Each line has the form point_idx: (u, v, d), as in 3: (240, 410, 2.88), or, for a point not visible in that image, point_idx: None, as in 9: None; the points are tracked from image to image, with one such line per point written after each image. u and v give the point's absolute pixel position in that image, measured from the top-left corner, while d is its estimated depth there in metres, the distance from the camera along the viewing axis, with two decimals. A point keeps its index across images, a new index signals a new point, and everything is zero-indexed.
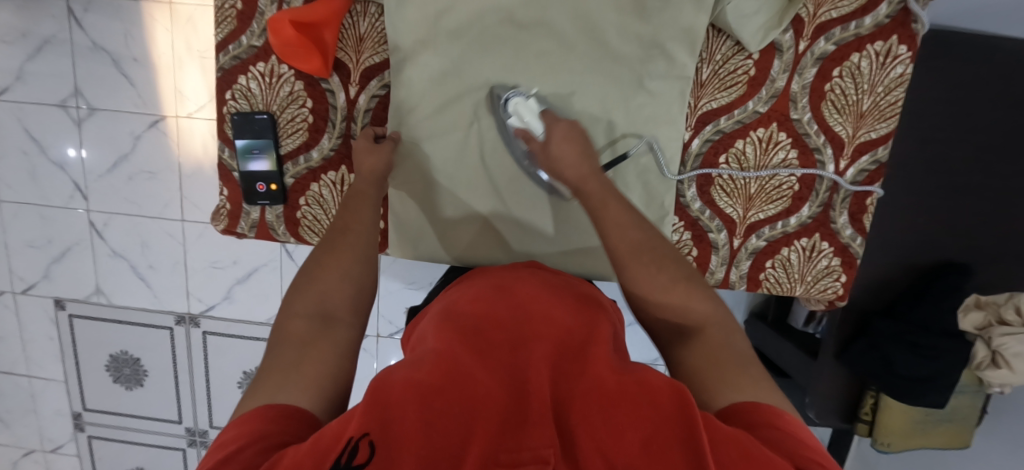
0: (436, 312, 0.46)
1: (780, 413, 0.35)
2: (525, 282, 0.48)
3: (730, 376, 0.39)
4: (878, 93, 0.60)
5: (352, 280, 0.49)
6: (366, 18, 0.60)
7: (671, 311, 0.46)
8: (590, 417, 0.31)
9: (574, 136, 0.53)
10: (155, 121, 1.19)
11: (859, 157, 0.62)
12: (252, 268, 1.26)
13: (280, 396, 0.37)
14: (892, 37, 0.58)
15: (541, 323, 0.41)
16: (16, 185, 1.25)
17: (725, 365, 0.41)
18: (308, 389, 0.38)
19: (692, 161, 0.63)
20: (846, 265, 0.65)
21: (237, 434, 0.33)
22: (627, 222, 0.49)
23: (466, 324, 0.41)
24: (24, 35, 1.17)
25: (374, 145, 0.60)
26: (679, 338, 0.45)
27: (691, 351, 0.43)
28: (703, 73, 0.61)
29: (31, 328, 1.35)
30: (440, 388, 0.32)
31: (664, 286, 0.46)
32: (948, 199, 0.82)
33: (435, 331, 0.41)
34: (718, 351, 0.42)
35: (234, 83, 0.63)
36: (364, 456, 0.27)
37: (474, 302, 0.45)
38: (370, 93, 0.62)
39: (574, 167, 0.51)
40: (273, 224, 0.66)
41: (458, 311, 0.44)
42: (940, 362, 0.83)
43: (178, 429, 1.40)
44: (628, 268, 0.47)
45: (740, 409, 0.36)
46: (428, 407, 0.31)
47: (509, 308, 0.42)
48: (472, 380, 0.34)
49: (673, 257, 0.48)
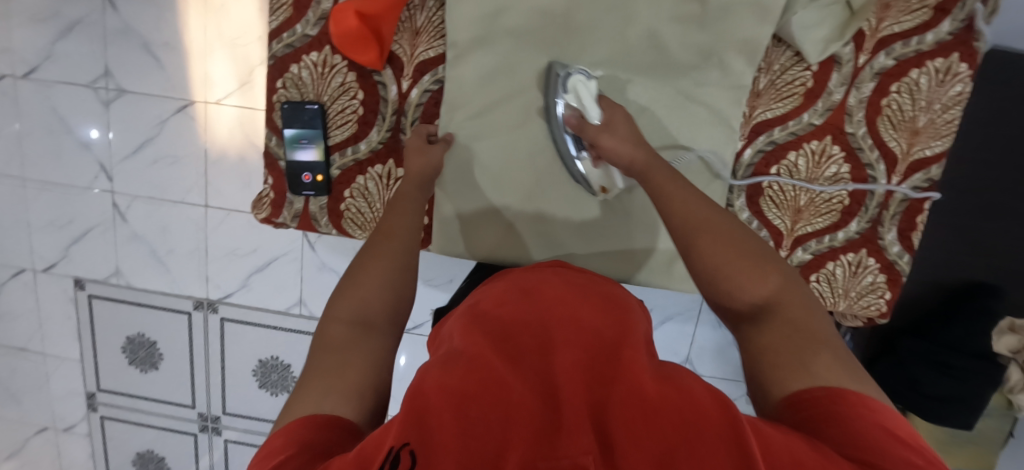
0: (460, 307, 0.42)
1: (860, 396, 0.31)
2: (546, 269, 0.43)
3: (810, 359, 0.34)
4: (935, 111, 0.59)
5: (391, 290, 0.46)
6: (424, 12, 0.60)
7: (738, 287, 0.39)
8: (634, 420, 0.28)
9: (632, 127, 0.53)
10: (183, 106, 1.19)
11: (912, 175, 0.61)
12: (271, 257, 1.26)
13: (324, 404, 0.35)
14: (954, 55, 0.57)
15: (577, 306, 0.37)
16: (41, 164, 1.25)
17: (803, 346, 0.35)
18: (348, 400, 0.36)
19: (743, 170, 0.63)
20: (891, 282, 0.64)
21: (283, 443, 0.32)
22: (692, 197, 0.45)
23: (489, 317, 0.36)
24: (56, 14, 1.16)
25: (425, 145, 0.59)
26: (749, 316, 0.39)
27: (765, 329, 0.37)
28: (760, 83, 0.60)
29: (49, 307, 1.35)
30: (469, 396, 0.28)
31: (734, 256, 0.40)
32: (986, 220, 0.82)
33: (459, 330, 0.37)
34: (799, 331, 0.36)
35: (286, 71, 0.62)
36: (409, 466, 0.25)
37: (497, 293, 0.40)
38: (422, 88, 0.62)
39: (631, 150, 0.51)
40: (316, 215, 0.66)
41: (489, 300, 0.40)
42: (969, 385, 0.82)
43: (191, 414, 1.40)
44: (699, 238, 0.42)
45: (820, 399, 0.31)
46: (459, 416, 0.27)
47: (534, 297, 0.38)
48: (507, 373, 0.30)
49: (738, 228, 0.43)
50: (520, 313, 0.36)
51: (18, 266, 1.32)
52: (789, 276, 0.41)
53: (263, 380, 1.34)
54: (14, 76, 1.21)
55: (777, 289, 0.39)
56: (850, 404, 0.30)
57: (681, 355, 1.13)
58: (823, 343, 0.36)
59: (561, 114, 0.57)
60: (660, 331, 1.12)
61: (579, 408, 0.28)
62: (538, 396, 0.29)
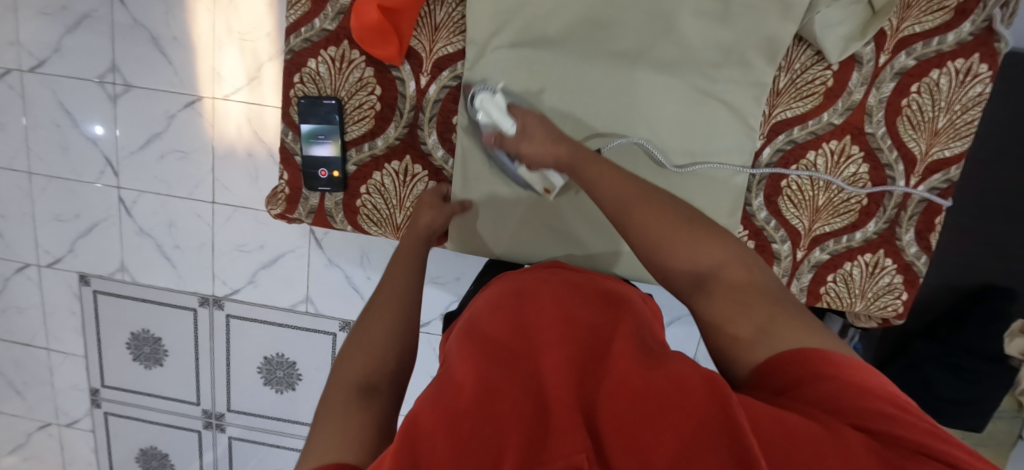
0: (460, 326, 0.45)
1: (818, 352, 0.34)
2: (536, 281, 0.47)
3: (760, 323, 0.37)
4: (955, 112, 0.59)
5: (396, 353, 0.44)
6: (444, 7, 0.59)
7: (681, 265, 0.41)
8: (619, 419, 0.30)
9: (547, 125, 0.52)
10: (191, 101, 1.18)
11: (931, 176, 0.61)
12: (278, 253, 1.25)
13: (327, 457, 0.32)
14: (975, 55, 0.57)
15: (559, 322, 0.40)
16: (47, 158, 1.24)
17: (753, 311, 0.38)
18: (356, 453, 0.33)
19: (762, 169, 0.63)
20: (908, 283, 0.64)
21: None
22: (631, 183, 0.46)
23: (483, 336, 0.40)
24: (64, 8, 1.16)
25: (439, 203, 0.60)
26: (697, 287, 0.41)
27: (716, 297, 0.40)
28: (780, 82, 0.60)
29: (54, 302, 1.34)
30: (464, 406, 0.31)
31: (672, 231, 0.42)
32: (998, 222, 0.82)
33: (456, 348, 0.40)
34: (745, 295, 0.39)
35: (303, 66, 0.62)
36: None
37: (491, 311, 0.43)
38: (440, 84, 0.61)
39: (547, 147, 0.50)
40: (332, 211, 0.66)
41: (478, 324, 0.43)
42: (982, 387, 0.83)
43: (195, 410, 1.40)
44: (634, 218, 0.43)
45: (784, 363, 0.34)
46: (452, 426, 0.29)
47: (521, 315, 0.42)
48: (499, 392, 0.32)
49: (670, 202, 0.44)
50: (507, 338, 0.39)
51: (23, 261, 1.32)
52: (713, 233, 0.43)
53: (268, 377, 1.34)
54: (20, 69, 1.20)
55: (717, 253, 0.41)
56: (828, 365, 0.32)
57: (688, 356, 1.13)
58: (768, 301, 0.39)
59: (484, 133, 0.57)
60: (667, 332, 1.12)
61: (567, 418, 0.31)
62: (529, 410, 0.32)
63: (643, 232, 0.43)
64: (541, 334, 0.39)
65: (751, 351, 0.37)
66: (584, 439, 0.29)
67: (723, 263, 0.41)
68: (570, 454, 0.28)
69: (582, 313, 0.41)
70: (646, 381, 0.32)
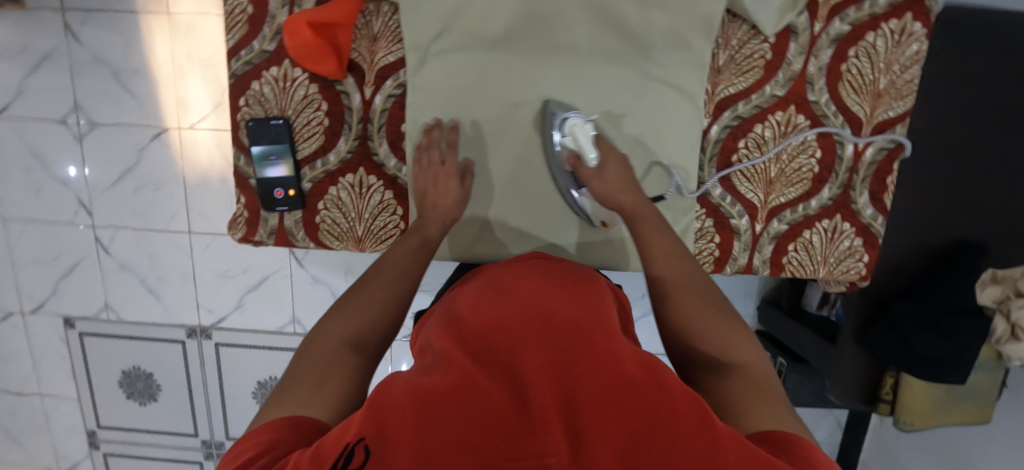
0: (442, 314, 0.44)
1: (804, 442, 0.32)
2: (535, 274, 0.45)
3: (760, 406, 0.37)
4: (894, 72, 0.60)
5: (385, 323, 0.49)
6: (380, 17, 0.59)
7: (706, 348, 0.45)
8: (600, 425, 0.28)
9: (625, 171, 0.57)
10: (159, 133, 1.18)
11: (878, 136, 0.62)
12: (261, 277, 1.25)
13: (304, 408, 0.36)
14: (907, 15, 0.58)
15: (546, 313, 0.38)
16: (20, 203, 1.24)
17: (754, 396, 0.38)
18: (330, 410, 0.37)
19: (712, 147, 0.63)
20: (868, 245, 0.65)
21: (252, 443, 0.32)
22: (683, 259, 0.53)
23: (469, 327, 0.38)
24: (22, 50, 1.15)
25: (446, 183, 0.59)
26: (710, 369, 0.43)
27: (726, 380, 0.41)
28: (719, 59, 0.60)
29: (41, 347, 1.33)
30: (437, 391, 0.30)
31: (704, 319, 0.47)
32: (962, 175, 0.82)
33: (439, 337, 0.38)
34: (753, 385, 0.40)
35: (248, 89, 0.62)
36: (359, 461, 0.26)
37: (479, 302, 0.42)
38: (385, 93, 0.61)
39: (620, 193, 0.56)
40: (292, 230, 0.66)
41: (462, 316, 0.41)
42: (961, 341, 0.83)
43: (194, 442, 1.39)
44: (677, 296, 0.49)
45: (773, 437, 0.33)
46: (423, 412, 0.28)
47: (514, 301, 0.40)
48: (476, 380, 0.31)
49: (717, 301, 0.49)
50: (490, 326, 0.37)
51: (6, 309, 1.31)
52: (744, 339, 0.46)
53: None
54: None
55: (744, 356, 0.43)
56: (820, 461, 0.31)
57: None
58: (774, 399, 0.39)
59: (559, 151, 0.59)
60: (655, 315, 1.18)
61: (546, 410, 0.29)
62: (507, 400, 0.30)
63: (678, 305, 0.49)
64: (534, 322, 0.36)
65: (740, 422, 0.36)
66: (562, 439, 0.27)
67: (745, 363, 0.43)
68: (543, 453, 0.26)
69: (569, 305, 0.40)
70: (636, 393, 0.30)
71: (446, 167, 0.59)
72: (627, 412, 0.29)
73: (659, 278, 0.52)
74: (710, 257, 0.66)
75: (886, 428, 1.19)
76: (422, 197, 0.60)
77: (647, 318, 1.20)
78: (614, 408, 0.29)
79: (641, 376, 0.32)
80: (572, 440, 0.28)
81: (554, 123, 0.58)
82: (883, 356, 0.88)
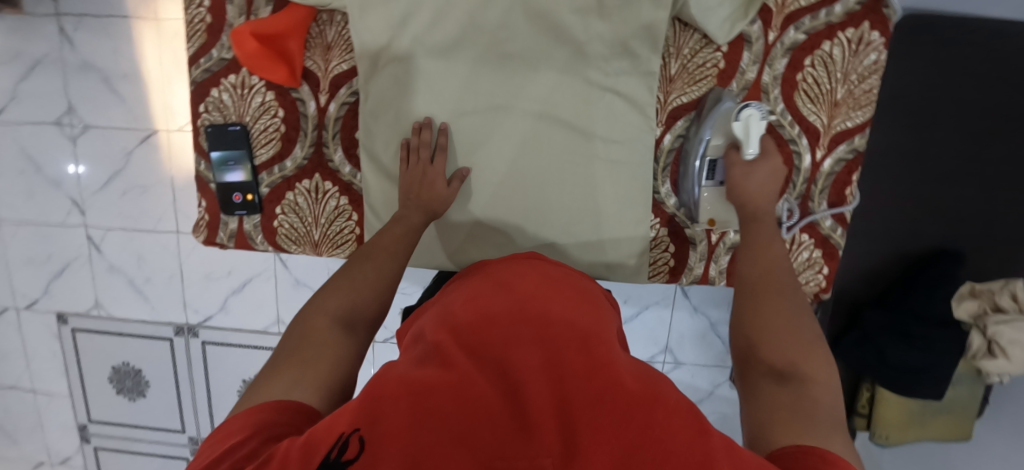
0: (436, 310, 0.44)
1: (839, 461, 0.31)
2: (530, 276, 0.47)
3: (808, 426, 0.35)
4: (852, 82, 0.59)
5: (377, 300, 0.50)
6: (333, 27, 0.61)
7: (776, 352, 0.43)
8: (593, 426, 0.29)
9: (773, 178, 0.56)
10: (147, 136, 1.21)
11: (836, 146, 0.61)
12: (246, 278, 1.27)
13: (292, 391, 0.38)
14: (864, 24, 0.57)
15: (543, 317, 0.39)
16: (14, 204, 1.27)
17: (813, 420, 0.36)
18: (319, 392, 0.39)
19: (665, 156, 0.64)
20: (827, 256, 0.64)
21: (242, 424, 0.34)
22: (776, 272, 0.51)
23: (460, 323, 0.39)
24: (16, 55, 1.19)
25: (435, 178, 0.58)
26: (776, 375, 0.41)
27: (782, 392, 0.39)
28: (672, 68, 0.60)
29: (35, 343, 1.37)
30: (431, 389, 0.31)
31: (784, 333, 0.44)
32: (935, 185, 0.81)
33: (433, 330, 0.40)
34: (808, 408, 0.37)
35: (207, 95, 0.63)
36: (354, 452, 0.28)
37: (472, 300, 0.43)
38: (339, 101, 0.62)
39: (756, 196, 0.56)
40: (251, 233, 0.67)
41: (459, 311, 0.42)
42: (934, 353, 0.80)
43: (181, 439, 1.42)
44: (758, 300, 0.48)
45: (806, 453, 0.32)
46: (417, 406, 0.30)
47: (509, 302, 0.41)
48: (470, 380, 0.32)
49: (798, 307, 0.47)
50: (485, 324, 0.38)
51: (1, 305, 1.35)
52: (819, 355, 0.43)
53: None
54: None
55: (819, 377, 0.40)
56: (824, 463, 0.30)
57: (661, 344, 1.18)
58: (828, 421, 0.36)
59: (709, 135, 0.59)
60: (638, 321, 1.17)
61: (540, 411, 0.30)
62: (499, 402, 0.31)
63: (759, 311, 0.47)
64: (526, 325, 0.38)
65: (773, 440, 0.35)
66: (556, 442, 0.28)
67: (815, 380, 0.40)
68: (536, 456, 0.28)
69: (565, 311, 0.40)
70: (628, 391, 0.31)
71: (436, 168, 0.59)
72: (623, 414, 0.30)
73: (747, 280, 0.51)
74: (663, 267, 0.67)
75: None
76: (408, 190, 0.59)
77: (628, 323, 1.19)
78: (608, 410, 0.30)
79: (631, 378, 0.33)
80: (564, 442, 0.29)
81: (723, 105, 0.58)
82: (857, 367, 0.86)
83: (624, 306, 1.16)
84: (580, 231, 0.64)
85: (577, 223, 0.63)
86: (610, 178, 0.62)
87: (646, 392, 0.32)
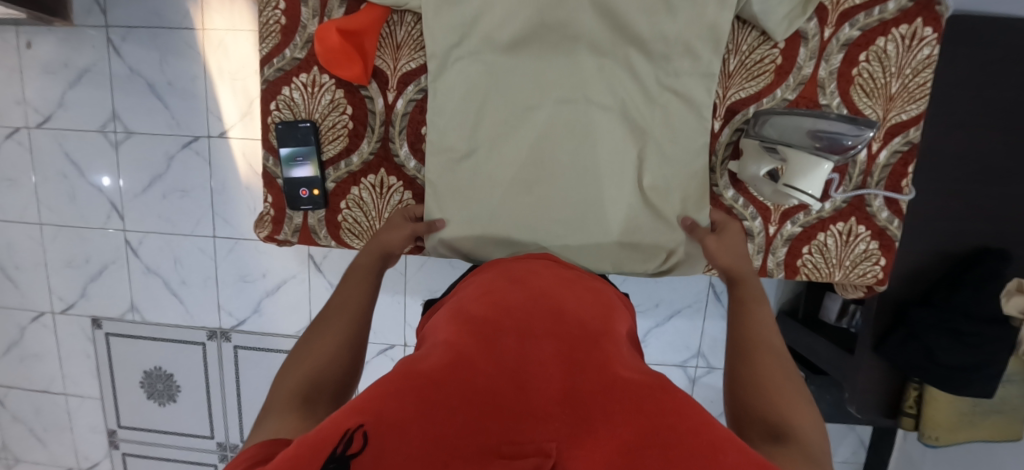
0: (448, 309, 0.47)
1: None
2: (538, 278, 0.50)
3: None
4: (906, 76, 0.61)
5: (341, 362, 0.48)
6: (404, 27, 0.64)
7: (768, 409, 0.43)
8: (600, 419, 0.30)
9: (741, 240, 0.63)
10: (188, 142, 1.23)
11: (892, 139, 0.63)
12: (280, 281, 1.29)
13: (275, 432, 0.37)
14: (917, 20, 0.59)
15: (549, 319, 0.41)
16: (56, 207, 1.30)
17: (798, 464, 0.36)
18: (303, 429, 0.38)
19: (723, 150, 0.66)
20: (884, 248, 0.65)
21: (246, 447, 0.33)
22: (765, 325, 0.53)
23: (471, 320, 0.41)
24: (65, 65, 1.23)
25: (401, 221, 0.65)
26: (766, 431, 0.41)
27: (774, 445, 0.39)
28: (730, 64, 0.63)
29: (69, 346, 1.38)
30: (440, 382, 0.32)
31: (781, 396, 0.44)
32: (981, 183, 0.82)
33: (444, 325, 0.42)
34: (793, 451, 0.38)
35: (278, 94, 0.66)
36: (358, 448, 0.27)
37: (482, 298, 0.45)
38: (407, 98, 0.65)
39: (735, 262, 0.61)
40: (315, 228, 0.69)
41: (469, 308, 0.44)
42: (984, 351, 0.80)
43: (210, 444, 1.41)
44: (758, 356, 0.49)
45: None
46: (425, 396, 0.31)
47: (518, 302, 0.44)
48: (477, 373, 0.33)
49: (786, 365, 0.48)
50: (494, 320, 0.40)
51: (38, 309, 1.36)
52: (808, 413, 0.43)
53: None
54: (28, 125, 1.27)
55: (812, 438, 0.40)
56: None
57: (694, 348, 1.18)
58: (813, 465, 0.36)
59: (801, 141, 0.56)
60: (671, 325, 1.17)
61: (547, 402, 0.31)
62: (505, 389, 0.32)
63: (758, 364, 0.48)
64: (536, 326, 0.40)
65: None
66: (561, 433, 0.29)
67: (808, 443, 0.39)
68: None
69: (571, 313, 0.43)
70: (634, 387, 0.33)
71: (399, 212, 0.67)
72: (628, 412, 0.31)
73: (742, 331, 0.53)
74: None
75: (910, 444, 1.16)
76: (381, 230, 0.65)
77: (660, 328, 1.19)
78: (613, 406, 0.32)
79: (635, 376, 0.35)
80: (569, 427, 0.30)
81: (836, 137, 0.54)
82: (904, 367, 0.86)
83: (657, 310, 1.17)
84: (614, 232, 0.65)
85: (611, 220, 0.65)
86: (654, 175, 0.64)
87: (652, 391, 0.33)
